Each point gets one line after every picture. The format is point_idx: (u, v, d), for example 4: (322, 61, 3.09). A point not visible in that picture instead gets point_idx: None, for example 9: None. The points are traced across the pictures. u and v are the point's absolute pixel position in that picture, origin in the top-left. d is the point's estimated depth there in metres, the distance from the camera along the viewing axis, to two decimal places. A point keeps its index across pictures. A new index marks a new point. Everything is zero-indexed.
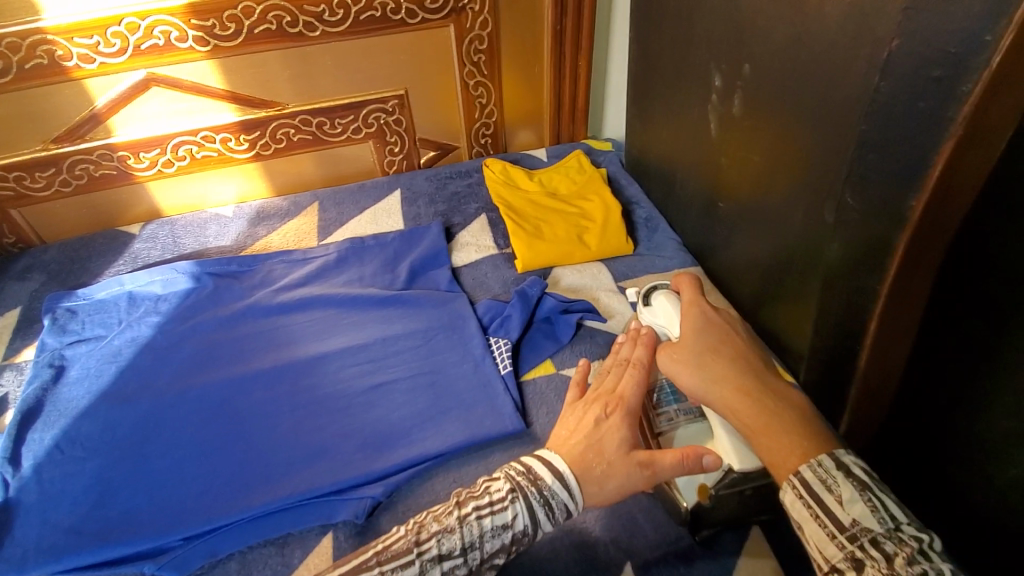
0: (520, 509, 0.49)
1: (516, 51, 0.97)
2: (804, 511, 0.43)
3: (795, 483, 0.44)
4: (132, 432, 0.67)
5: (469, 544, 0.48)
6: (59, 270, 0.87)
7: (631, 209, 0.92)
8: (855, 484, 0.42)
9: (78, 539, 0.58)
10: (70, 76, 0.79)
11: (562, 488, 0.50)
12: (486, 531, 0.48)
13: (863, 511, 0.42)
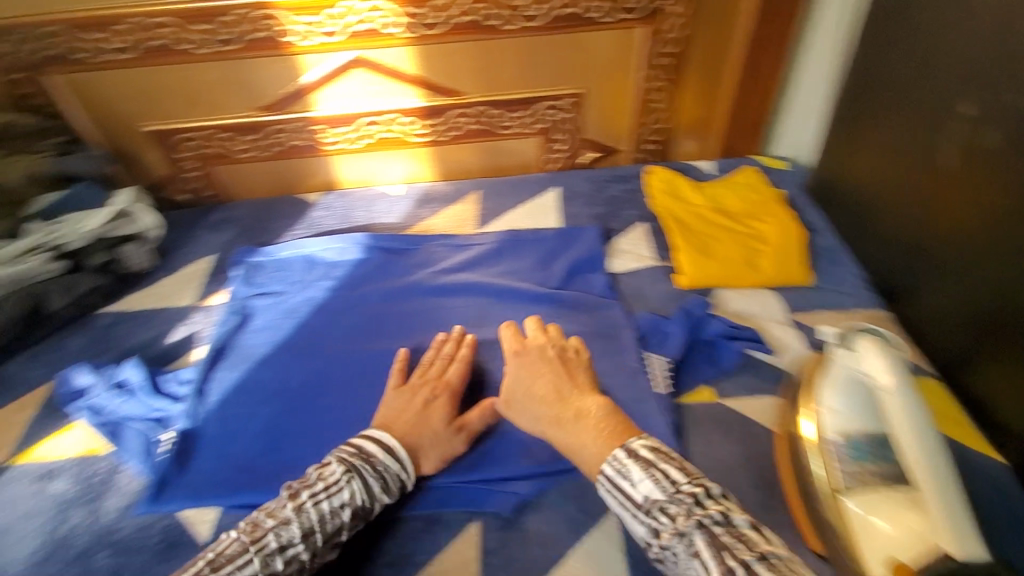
0: (356, 487, 0.52)
1: (703, 57, 0.93)
2: (644, 503, 0.49)
3: (628, 477, 0.50)
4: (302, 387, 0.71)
5: (309, 530, 0.49)
6: (248, 227, 0.95)
7: (811, 237, 0.84)
8: (685, 469, 0.48)
9: (252, 478, 0.62)
10: (286, 51, 0.85)
11: (392, 461, 0.55)
12: (324, 515, 0.50)
13: (649, 488, 0.48)
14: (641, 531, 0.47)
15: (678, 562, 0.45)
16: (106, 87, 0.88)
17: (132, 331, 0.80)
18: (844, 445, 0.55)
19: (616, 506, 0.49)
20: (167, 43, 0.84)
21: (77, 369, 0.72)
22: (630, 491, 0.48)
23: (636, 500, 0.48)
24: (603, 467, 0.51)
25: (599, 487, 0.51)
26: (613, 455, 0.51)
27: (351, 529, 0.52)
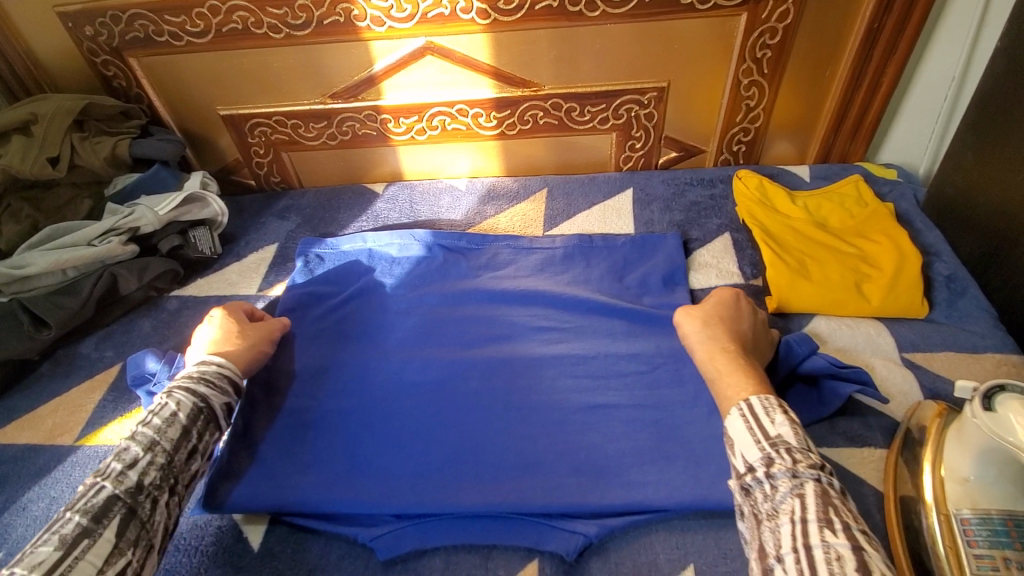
0: (179, 394, 0.55)
1: (809, 49, 0.82)
2: (742, 427, 0.49)
3: (743, 407, 0.50)
4: (356, 391, 0.68)
5: (151, 441, 0.51)
6: (312, 216, 0.94)
7: (929, 262, 0.73)
8: (792, 420, 0.48)
9: (306, 478, 0.60)
10: (359, 37, 0.82)
11: (204, 371, 0.59)
12: (159, 426, 0.52)
13: (788, 433, 0.47)
14: (750, 457, 0.47)
15: (772, 496, 0.45)
16: (181, 70, 0.88)
17: (197, 318, 0.80)
18: (976, 524, 0.47)
19: (739, 425, 0.49)
20: (239, 26, 0.82)
21: (147, 354, 0.72)
22: (766, 426, 0.48)
23: (767, 433, 0.47)
24: (750, 399, 0.50)
25: (734, 412, 0.51)
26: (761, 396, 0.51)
27: (206, 433, 0.56)
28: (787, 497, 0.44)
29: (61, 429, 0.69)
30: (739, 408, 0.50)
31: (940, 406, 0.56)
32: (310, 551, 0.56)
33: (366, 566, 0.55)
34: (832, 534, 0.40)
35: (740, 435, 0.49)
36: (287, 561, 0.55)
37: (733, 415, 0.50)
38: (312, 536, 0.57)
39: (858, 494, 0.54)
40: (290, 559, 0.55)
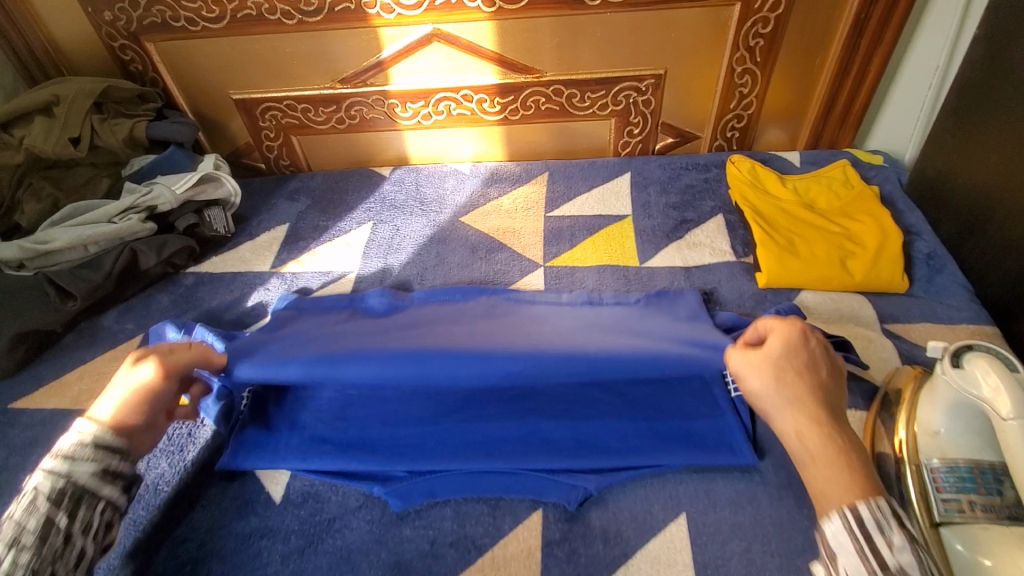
0: (41, 477, 0.46)
1: (800, 39, 0.86)
2: (848, 545, 0.40)
3: (848, 517, 0.41)
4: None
5: (12, 539, 0.43)
6: (322, 197, 0.98)
7: (910, 240, 0.77)
8: (906, 535, 0.40)
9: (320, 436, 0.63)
10: (369, 24, 0.85)
11: (67, 443, 0.49)
12: (18, 520, 0.44)
13: (909, 561, 0.40)
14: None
15: None
16: (196, 55, 0.92)
17: (214, 293, 0.84)
18: (945, 472, 0.52)
19: (848, 544, 0.41)
20: (253, 12, 0.85)
21: (168, 325, 0.75)
22: (883, 553, 0.40)
23: (885, 562, 0.40)
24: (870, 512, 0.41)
25: (837, 519, 0.41)
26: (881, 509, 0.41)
27: (83, 510, 0.47)
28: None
29: (88, 394, 0.72)
30: (844, 518, 0.41)
31: (915, 370, 0.61)
32: (329, 502, 0.60)
33: (382, 515, 0.59)
34: None
35: (853, 553, 0.40)
36: (309, 509, 0.59)
37: (839, 527, 0.41)
38: (330, 489, 0.61)
39: None
40: (311, 509, 0.59)
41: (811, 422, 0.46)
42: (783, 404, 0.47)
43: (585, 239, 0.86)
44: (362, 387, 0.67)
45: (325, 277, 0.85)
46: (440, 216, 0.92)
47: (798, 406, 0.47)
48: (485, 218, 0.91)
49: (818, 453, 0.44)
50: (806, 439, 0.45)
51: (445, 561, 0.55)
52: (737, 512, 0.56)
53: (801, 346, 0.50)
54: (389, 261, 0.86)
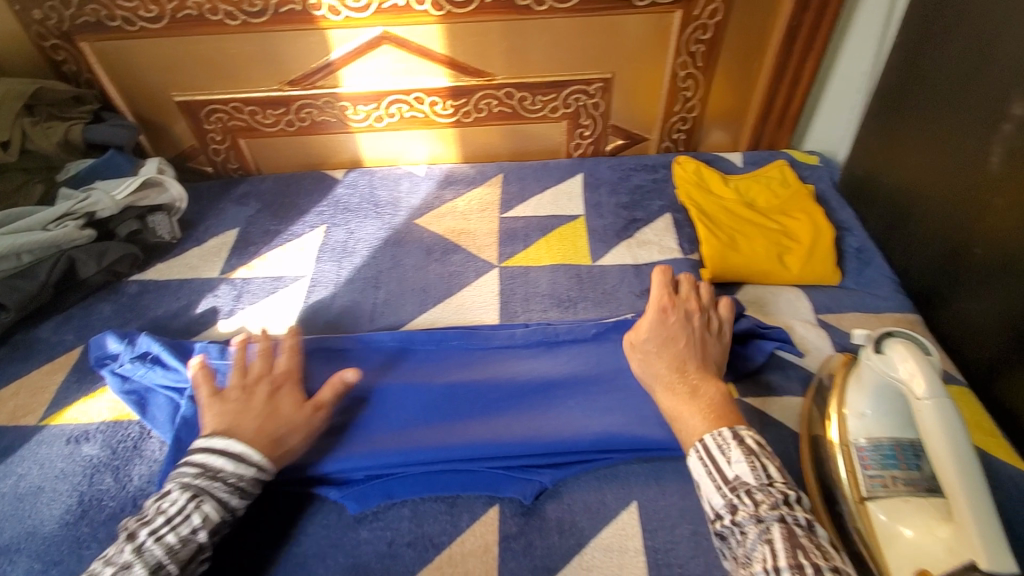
0: (205, 508, 0.52)
1: (738, 46, 0.91)
2: (701, 468, 0.52)
3: (699, 448, 0.53)
4: (315, 374, 0.70)
5: (156, 565, 0.48)
6: (273, 201, 0.96)
7: (842, 236, 0.83)
8: (743, 449, 0.51)
9: None
10: (316, 26, 0.85)
11: (241, 470, 0.55)
12: (171, 545, 0.50)
13: (744, 470, 0.50)
14: (715, 502, 0.50)
15: (744, 542, 0.47)
16: (134, 56, 0.88)
17: (160, 301, 0.82)
18: (870, 450, 0.56)
19: (698, 468, 0.52)
20: (195, 12, 0.84)
21: (108, 335, 0.72)
22: (723, 468, 0.51)
23: (726, 475, 0.50)
24: (704, 438, 0.54)
25: (693, 454, 0.53)
26: (718, 432, 0.54)
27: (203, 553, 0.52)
28: (757, 545, 0.46)
29: (24, 410, 0.69)
30: (696, 449, 0.53)
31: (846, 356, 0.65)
32: (284, 509, 0.59)
33: (339, 519, 0.59)
34: None
35: (699, 475, 0.52)
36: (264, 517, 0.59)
37: (692, 455, 0.53)
38: (285, 496, 0.60)
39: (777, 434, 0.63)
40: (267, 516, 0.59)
41: (665, 385, 0.60)
42: (647, 377, 0.62)
43: (540, 240, 0.88)
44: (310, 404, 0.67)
45: (277, 283, 0.83)
46: (394, 219, 0.92)
47: (657, 376, 0.61)
48: (440, 221, 0.91)
49: (673, 407, 0.58)
50: (662, 399, 0.59)
51: (403, 560, 0.55)
52: (683, 497, 0.59)
53: (658, 323, 0.63)
54: (343, 265, 0.85)
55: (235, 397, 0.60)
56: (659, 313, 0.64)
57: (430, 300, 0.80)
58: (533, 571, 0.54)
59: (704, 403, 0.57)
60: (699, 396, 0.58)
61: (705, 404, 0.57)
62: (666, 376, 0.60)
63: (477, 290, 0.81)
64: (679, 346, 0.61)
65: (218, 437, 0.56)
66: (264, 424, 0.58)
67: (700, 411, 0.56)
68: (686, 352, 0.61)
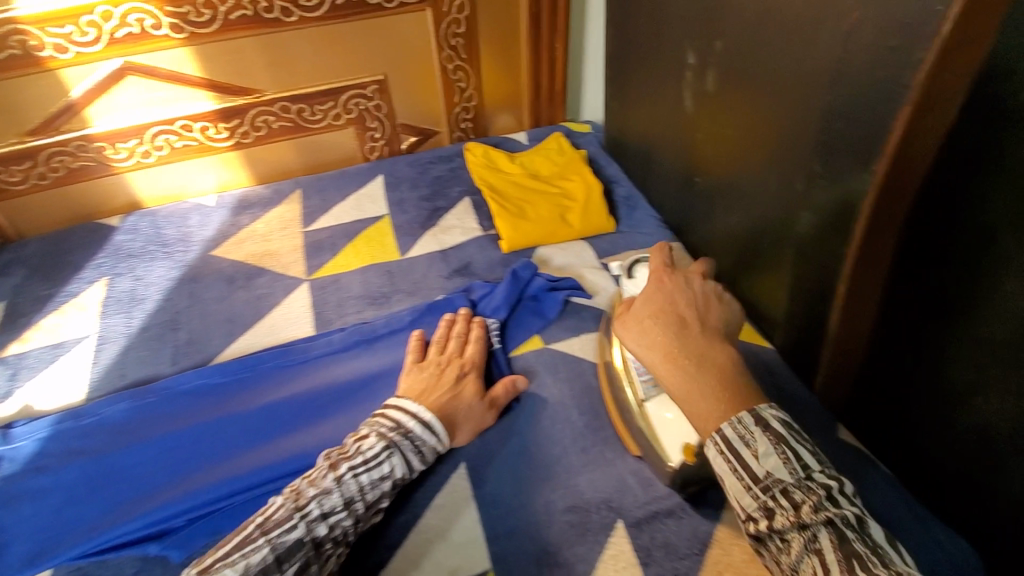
0: (395, 461, 0.57)
1: (493, 34, 0.98)
2: (724, 465, 0.45)
3: (718, 440, 0.46)
4: (116, 434, 0.66)
5: (348, 499, 0.54)
6: (39, 265, 0.86)
7: (612, 188, 0.95)
8: (771, 438, 0.45)
9: (80, 533, 0.58)
10: (45, 67, 0.78)
11: (430, 435, 0.59)
12: (365, 485, 0.55)
13: (776, 464, 0.44)
14: (744, 504, 0.45)
15: (787, 551, 0.43)
16: None
17: None
18: None
19: (719, 463, 0.46)
20: None
21: None
22: (752, 465, 0.44)
23: (755, 474, 0.44)
24: (722, 426, 0.46)
25: (711, 446, 0.46)
26: (737, 418, 0.46)
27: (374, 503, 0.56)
28: (803, 553, 0.41)
29: None
30: (714, 442, 0.46)
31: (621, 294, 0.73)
32: None
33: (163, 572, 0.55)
34: None
35: (724, 473, 0.46)
36: None
37: (711, 448, 0.46)
38: (97, 567, 0.56)
39: (578, 369, 0.71)
40: None
41: (665, 356, 0.49)
42: (644, 347, 0.50)
43: (347, 246, 0.89)
44: (117, 466, 0.63)
45: (57, 351, 0.75)
46: (188, 255, 0.87)
47: (654, 346, 0.50)
48: (239, 247, 0.88)
49: (679, 386, 0.48)
50: (665, 377, 0.49)
51: None
52: (504, 443, 0.64)
53: (657, 290, 0.54)
54: (133, 315, 0.79)
55: (428, 372, 0.66)
56: (664, 273, 0.56)
57: (239, 329, 0.77)
58: (375, 554, 0.56)
59: (712, 374, 0.48)
60: (707, 367, 0.48)
61: (716, 377, 0.48)
62: (659, 346, 0.50)
63: (289, 308, 0.80)
64: (682, 309, 0.51)
65: (419, 403, 0.62)
66: (453, 401, 0.63)
67: (713, 392, 0.47)
68: (690, 315, 0.51)
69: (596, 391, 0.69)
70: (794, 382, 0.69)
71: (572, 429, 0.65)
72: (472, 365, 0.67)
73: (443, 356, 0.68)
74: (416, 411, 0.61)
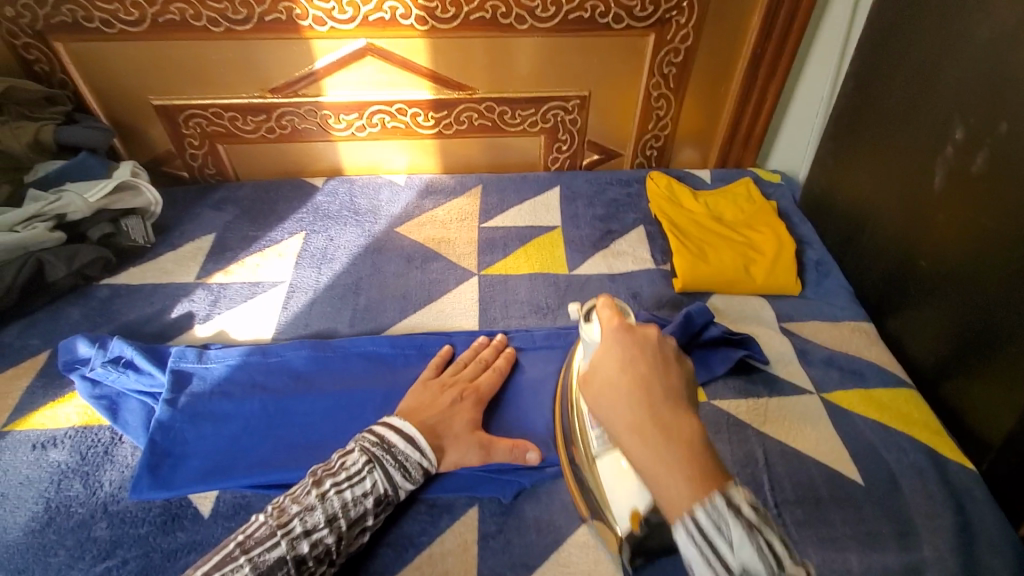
0: (376, 476, 0.55)
1: (706, 70, 0.96)
2: (695, 555, 0.39)
3: (690, 528, 0.39)
4: (293, 380, 0.70)
5: (331, 516, 0.52)
6: (250, 207, 0.96)
7: (803, 249, 0.88)
8: (743, 525, 0.39)
9: (251, 464, 0.62)
10: (301, 35, 0.86)
11: (412, 450, 0.58)
12: (346, 502, 0.54)
13: (750, 555, 0.38)
14: None
15: None
16: (112, 59, 0.88)
17: (131, 305, 0.80)
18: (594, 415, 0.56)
19: (690, 551, 0.39)
20: (177, 17, 0.83)
21: (79, 339, 0.72)
22: (722, 552, 0.39)
23: (727, 563, 0.38)
24: (693, 510, 0.40)
25: (679, 528, 0.40)
26: (711, 502, 0.40)
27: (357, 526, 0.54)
28: None
29: None
30: (684, 526, 0.40)
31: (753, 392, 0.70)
32: (262, 513, 0.59)
33: None
34: None
35: (697, 563, 0.39)
36: (240, 521, 0.58)
37: (680, 531, 0.40)
38: (262, 499, 0.60)
39: (744, 435, 0.66)
40: (243, 520, 0.58)
41: (633, 424, 0.44)
42: (610, 412, 0.46)
43: (518, 249, 0.90)
44: (287, 413, 0.67)
45: (255, 288, 0.83)
46: (375, 227, 0.93)
47: (621, 408, 0.45)
48: (420, 229, 0.93)
49: (644, 457, 0.43)
50: (633, 445, 0.44)
51: (383, 559, 0.56)
52: None
53: (622, 343, 0.49)
54: (323, 271, 0.85)
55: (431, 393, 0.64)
56: (619, 328, 0.51)
57: (410, 307, 0.81)
58: (513, 568, 0.55)
59: (680, 449, 0.42)
60: (673, 442, 0.43)
61: (681, 452, 0.42)
62: (641, 408, 0.45)
63: (457, 297, 0.83)
64: (644, 368, 0.47)
65: (405, 420, 0.60)
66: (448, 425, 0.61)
67: (679, 464, 0.41)
68: (649, 377, 0.46)
69: (762, 463, 0.63)
70: (1003, 519, 0.60)
71: None
72: (474, 392, 0.65)
73: (454, 378, 0.66)
74: (381, 423, 0.60)
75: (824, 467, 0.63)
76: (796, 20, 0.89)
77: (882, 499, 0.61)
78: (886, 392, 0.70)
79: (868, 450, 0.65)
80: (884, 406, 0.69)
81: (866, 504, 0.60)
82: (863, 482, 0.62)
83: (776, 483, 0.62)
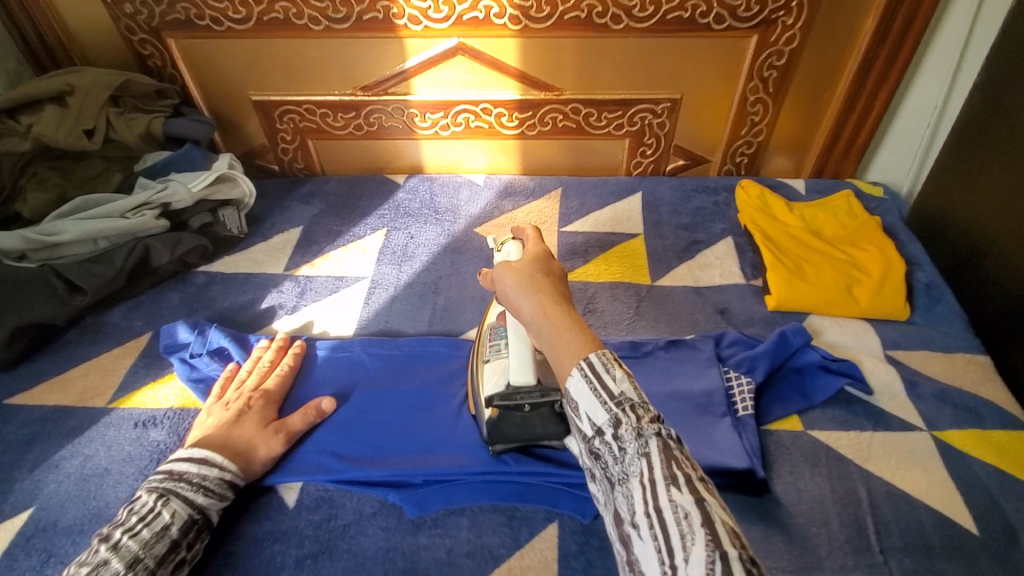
0: (174, 505, 0.54)
1: (810, 74, 0.90)
2: (584, 385, 0.46)
3: (583, 366, 0.46)
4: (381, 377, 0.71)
5: (130, 562, 0.50)
6: (336, 202, 0.98)
7: (912, 271, 0.81)
8: (627, 374, 0.46)
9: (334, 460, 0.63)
10: (396, 35, 0.87)
11: (207, 469, 0.57)
12: (146, 542, 0.51)
13: (628, 391, 0.45)
14: (598, 417, 0.46)
15: (622, 458, 0.45)
16: (217, 53, 0.91)
17: (226, 293, 0.83)
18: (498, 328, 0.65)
19: (579, 384, 0.47)
20: (280, 15, 0.86)
21: (180, 325, 0.75)
22: (608, 384, 0.45)
23: (611, 392, 0.45)
24: (589, 354, 0.47)
25: (574, 371, 0.47)
26: (600, 353, 0.47)
27: (167, 562, 0.52)
28: (636, 464, 0.44)
29: (93, 391, 0.72)
30: (580, 367, 0.47)
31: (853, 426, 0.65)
32: (344, 508, 0.60)
33: (397, 522, 0.59)
34: (677, 492, 0.41)
35: (582, 393, 0.46)
36: (324, 515, 0.59)
37: (574, 374, 0.47)
38: (345, 495, 0.61)
39: (845, 472, 0.61)
40: (326, 514, 0.59)
41: (552, 303, 0.51)
42: (531, 294, 0.52)
43: (599, 256, 0.87)
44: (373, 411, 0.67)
45: (339, 283, 0.85)
46: (454, 226, 0.93)
47: (542, 295, 0.52)
48: (498, 230, 0.92)
49: (549, 327, 0.50)
50: (539, 324, 0.51)
51: (462, 570, 0.55)
52: (749, 519, 0.58)
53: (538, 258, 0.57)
54: (403, 268, 0.86)
55: None
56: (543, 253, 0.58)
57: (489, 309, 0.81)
58: None
59: (575, 320, 0.50)
60: (579, 325, 0.50)
61: (583, 331, 0.49)
62: (556, 300, 0.52)
63: None
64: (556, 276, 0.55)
65: (195, 446, 0.59)
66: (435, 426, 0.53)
67: (580, 334, 0.49)
68: (556, 283, 0.54)
69: (866, 504, 0.59)
70: None
71: (831, 540, 0.56)
72: (261, 397, 0.65)
73: (238, 393, 0.66)
74: (172, 458, 0.59)
75: (936, 513, 0.58)
76: (918, 22, 0.82)
77: (1005, 556, 0.55)
78: (1009, 436, 0.64)
79: (988, 498, 0.59)
80: (1008, 451, 0.62)
81: (987, 560, 0.55)
82: (982, 535, 0.56)
83: (881, 527, 0.57)
